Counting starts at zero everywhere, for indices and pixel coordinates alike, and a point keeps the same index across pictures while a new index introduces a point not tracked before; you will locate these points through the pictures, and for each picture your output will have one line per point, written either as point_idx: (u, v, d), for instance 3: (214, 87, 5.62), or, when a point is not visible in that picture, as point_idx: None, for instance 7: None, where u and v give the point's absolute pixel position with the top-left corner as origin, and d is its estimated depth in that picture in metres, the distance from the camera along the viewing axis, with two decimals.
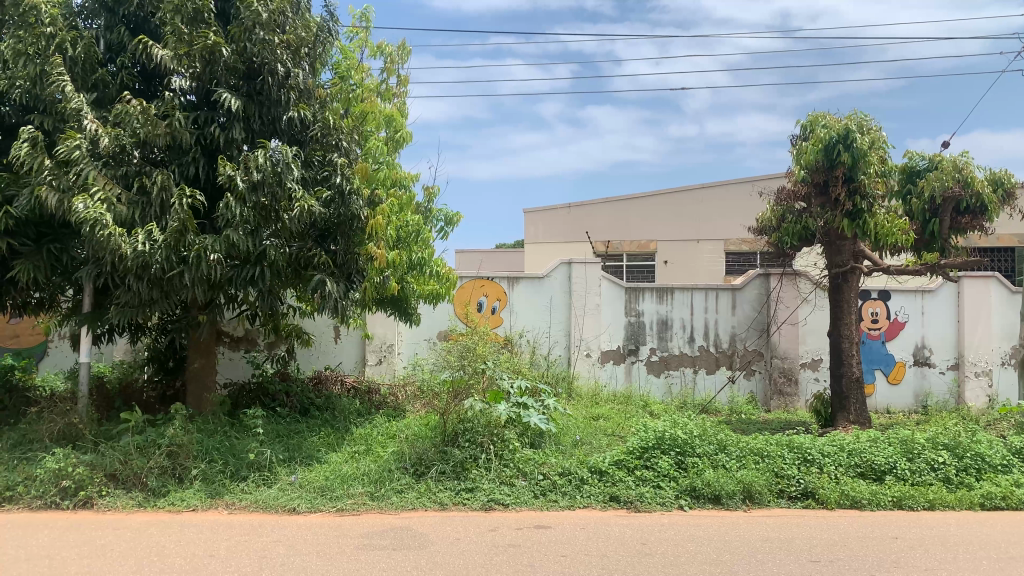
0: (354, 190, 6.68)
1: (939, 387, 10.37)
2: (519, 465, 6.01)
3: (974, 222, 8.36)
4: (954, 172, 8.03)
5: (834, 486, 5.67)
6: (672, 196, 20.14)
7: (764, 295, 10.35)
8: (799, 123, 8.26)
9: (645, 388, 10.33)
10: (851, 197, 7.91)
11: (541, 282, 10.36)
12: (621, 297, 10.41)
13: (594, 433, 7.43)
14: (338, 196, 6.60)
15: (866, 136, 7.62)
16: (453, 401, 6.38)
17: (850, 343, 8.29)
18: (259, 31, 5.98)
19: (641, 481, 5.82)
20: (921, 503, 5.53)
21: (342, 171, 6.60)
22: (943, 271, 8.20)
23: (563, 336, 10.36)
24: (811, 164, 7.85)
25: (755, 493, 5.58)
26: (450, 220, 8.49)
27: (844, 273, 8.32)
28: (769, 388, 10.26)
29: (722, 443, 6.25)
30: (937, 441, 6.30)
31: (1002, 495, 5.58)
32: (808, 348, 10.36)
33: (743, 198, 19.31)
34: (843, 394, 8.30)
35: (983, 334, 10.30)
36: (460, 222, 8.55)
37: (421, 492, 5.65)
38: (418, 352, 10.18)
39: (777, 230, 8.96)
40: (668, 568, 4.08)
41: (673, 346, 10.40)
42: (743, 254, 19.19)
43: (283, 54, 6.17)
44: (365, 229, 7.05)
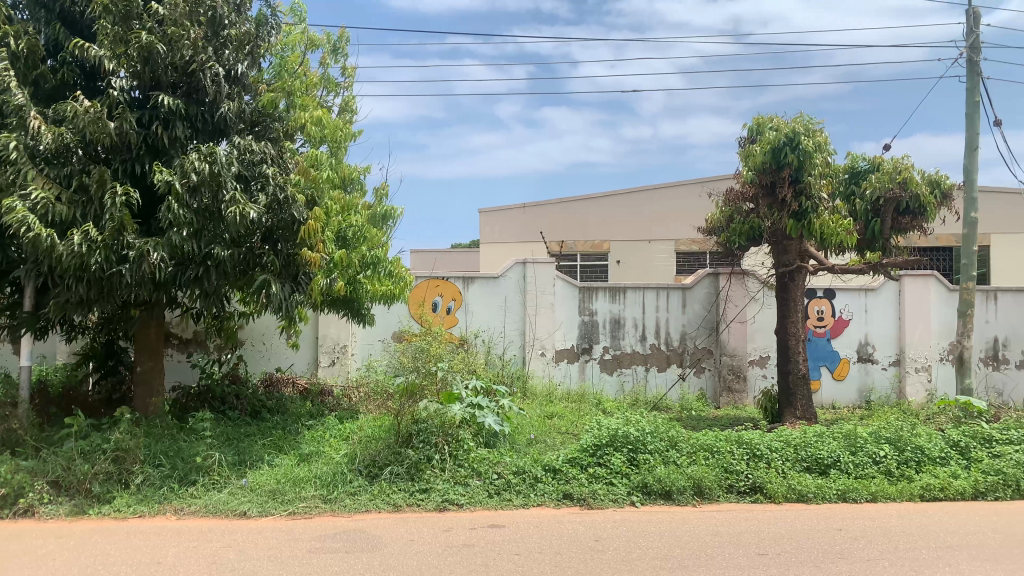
0: (292, 199, 6.54)
1: (881, 383, 10.67)
2: (473, 465, 6.01)
3: (915, 222, 8.53)
4: (893, 174, 8.27)
5: (780, 481, 5.80)
6: (623, 196, 20.35)
7: (714, 294, 10.53)
8: (747, 126, 8.42)
9: (598, 387, 10.41)
10: (797, 198, 8.05)
11: (495, 282, 10.36)
12: (575, 297, 10.48)
13: (549, 432, 7.48)
14: (276, 205, 6.45)
15: (809, 138, 7.80)
16: (407, 402, 6.34)
17: (796, 340, 8.49)
18: (183, 26, 5.88)
19: (593, 478, 5.87)
20: (864, 495, 5.70)
21: (276, 178, 6.40)
22: (886, 270, 8.52)
23: (517, 336, 10.38)
24: (759, 165, 8.01)
25: (705, 488, 5.68)
26: (389, 215, 8.41)
27: (790, 272, 8.49)
28: (719, 385, 10.46)
29: (673, 440, 6.34)
30: (880, 435, 6.48)
31: (940, 487, 5.78)
32: (756, 345, 10.59)
33: (691, 199, 19.69)
34: (789, 391, 8.49)
35: (923, 331, 10.63)
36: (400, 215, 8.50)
37: (374, 494, 5.62)
38: (372, 353, 10.10)
39: (725, 230, 9.05)
40: (621, 564, 4.11)
41: (625, 344, 10.51)
42: (693, 253, 19.59)
43: (209, 48, 6.05)
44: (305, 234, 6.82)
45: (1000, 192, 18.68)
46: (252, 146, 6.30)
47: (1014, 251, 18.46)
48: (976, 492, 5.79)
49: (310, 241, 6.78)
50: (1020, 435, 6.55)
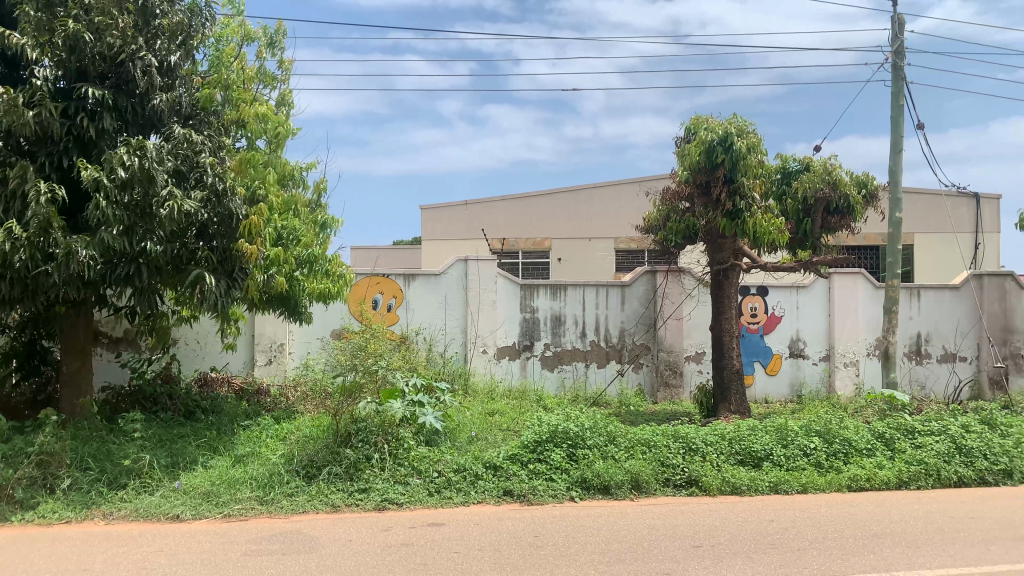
0: (232, 191, 6.49)
1: (811, 377, 10.99)
2: (413, 463, 5.98)
3: (842, 223, 8.87)
4: (823, 174, 8.52)
5: (715, 474, 5.93)
6: (564, 194, 20.51)
7: (652, 291, 10.71)
8: (683, 126, 8.57)
9: (539, 383, 10.46)
10: (732, 197, 8.22)
11: (437, 279, 10.32)
12: (516, 294, 10.51)
13: (490, 429, 7.49)
14: (213, 198, 6.37)
15: (743, 138, 8.00)
16: (346, 401, 6.26)
17: (730, 336, 8.69)
18: (110, 15, 5.69)
19: (533, 474, 5.90)
20: (795, 487, 5.86)
21: (215, 172, 6.31)
22: (815, 268, 8.76)
23: (459, 333, 10.36)
24: (694, 165, 8.17)
25: (642, 482, 5.78)
26: (327, 223, 8.30)
27: (724, 271, 8.72)
28: (656, 380, 10.65)
29: (611, 435, 6.41)
30: (810, 428, 6.68)
31: (866, 477, 5.98)
32: (693, 341, 10.80)
33: (630, 198, 20.14)
34: (724, 385, 8.68)
35: (851, 327, 11.01)
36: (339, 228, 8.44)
37: (312, 495, 5.54)
38: (310, 351, 9.95)
39: (662, 229, 9.20)
40: (559, 559, 4.15)
41: (566, 341, 10.59)
42: (632, 252, 20.17)
43: (140, 38, 5.90)
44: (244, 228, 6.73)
45: (922, 192, 19.43)
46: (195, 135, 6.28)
47: (935, 250, 19.23)
48: (899, 482, 6.02)
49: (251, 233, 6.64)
50: (941, 426, 6.83)
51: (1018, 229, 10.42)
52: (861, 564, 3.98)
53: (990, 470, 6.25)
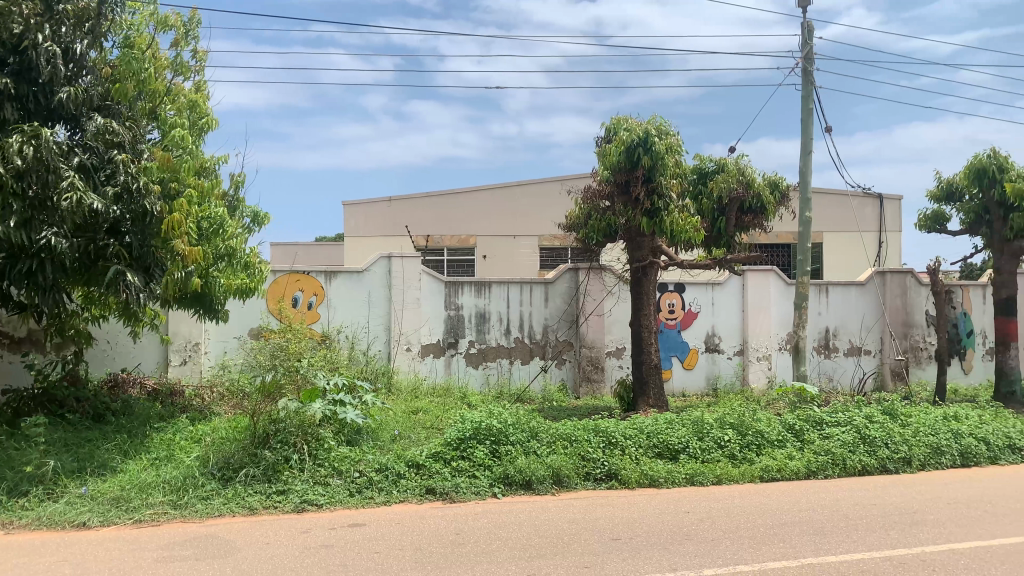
0: (146, 188, 6.17)
1: (727, 371, 11.32)
2: (334, 463, 5.89)
3: (755, 221, 9.17)
4: (738, 175, 8.80)
5: (634, 467, 6.06)
6: (489, 191, 20.66)
7: (574, 288, 10.85)
8: (603, 126, 8.68)
9: (463, 380, 10.44)
10: (650, 196, 8.41)
11: (359, 276, 10.20)
12: (440, 291, 10.46)
13: (412, 427, 7.45)
14: (125, 194, 6.08)
15: (662, 139, 8.19)
16: (264, 402, 6.12)
17: (649, 332, 8.88)
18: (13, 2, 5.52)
19: (456, 471, 5.90)
20: (710, 478, 6.05)
21: (127, 168, 6.05)
22: (729, 266, 9.00)
23: (382, 331, 10.26)
24: (614, 165, 8.29)
25: (563, 477, 5.85)
26: (258, 218, 8.20)
27: (643, 268, 8.88)
28: (579, 376, 10.81)
29: (534, 430, 6.44)
30: (724, 421, 6.89)
31: (777, 468, 6.21)
32: (613, 337, 11.00)
33: (551, 196, 20.65)
34: (643, 380, 8.86)
35: (763, 322, 11.42)
36: (267, 221, 8.30)
37: (228, 498, 5.40)
38: (228, 350, 9.69)
39: (583, 227, 9.30)
40: (480, 556, 4.16)
41: (490, 338, 10.60)
42: (556, 249, 20.59)
43: (46, 26, 5.71)
44: (162, 225, 6.49)
45: (830, 193, 20.26)
46: (115, 125, 6.07)
47: (843, 248, 20.07)
48: (808, 471, 6.27)
49: (177, 232, 6.50)
50: (846, 417, 7.14)
51: (919, 230, 10.95)
52: (771, 552, 4.13)
53: (891, 457, 6.57)
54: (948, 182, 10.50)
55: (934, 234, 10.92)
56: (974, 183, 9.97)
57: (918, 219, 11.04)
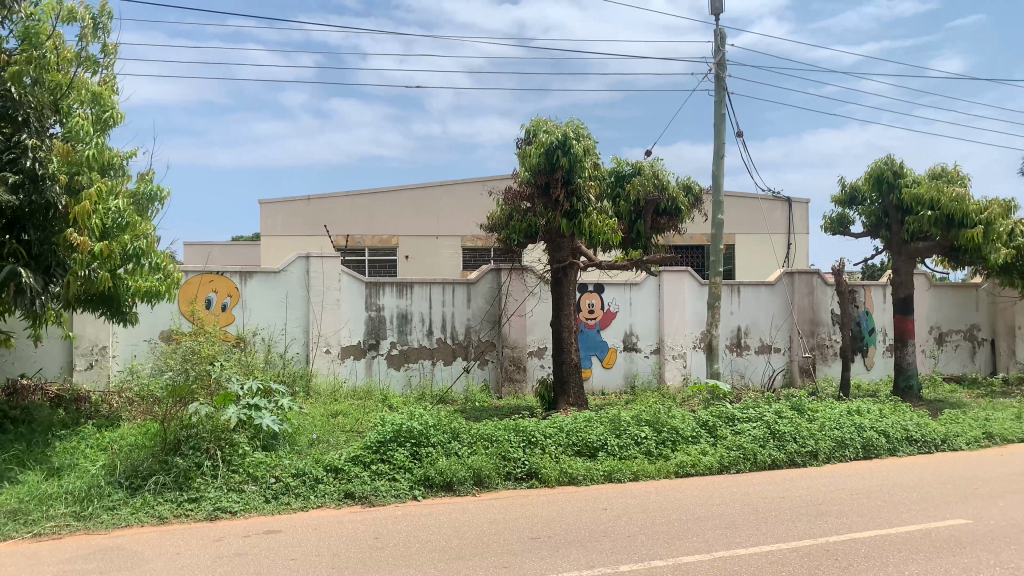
0: (51, 176, 6.25)
1: (644, 369, 11.56)
2: (249, 469, 5.75)
3: (670, 223, 9.43)
4: (654, 178, 9.02)
5: (553, 465, 6.13)
6: (410, 191, 20.49)
7: (496, 289, 10.89)
8: (522, 128, 8.74)
9: (384, 382, 10.33)
10: (569, 198, 8.51)
11: (276, 277, 9.96)
12: (361, 292, 10.33)
13: (331, 430, 7.34)
14: (28, 181, 6.19)
15: (580, 142, 8.32)
16: (175, 407, 5.93)
17: (570, 332, 8.99)
18: None
19: (376, 475, 5.84)
20: (628, 475, 6.17)
21: (33, 153, 6.18)
22: (645, 267, 9.19)
23: (300, 332, 10.06)
24: (534, 167, 8.35)
25: (484, 477, 5.87)
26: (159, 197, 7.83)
27: (563, 268, 8.97)
28: (501, 376, 10.85)
29: (455, 431, 6.43)
30: (640, 418, 7.03)
31: (692, 463, 6.39)
32: (535, 337, 11.08)
33: (473, 197, 20.65)
34: (564, 379, 8.96)
35: (679, 321, 11.72)
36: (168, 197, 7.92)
37: (135, 507, 5.20)
38: (137, 354, 9.31)
39: (504, 228, 9.30)
40: (398, 560, 4.13)
41: (412, 339, 10.53)
42: (478, 250, 20.64)
43: None
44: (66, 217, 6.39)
45: (741, 197, 20.96)
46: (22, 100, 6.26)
47: (755, 250, 20.75)
48: (721, 466, 6.46)
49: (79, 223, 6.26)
50: (757, 413, 7.39)
51: (825, 232, 11.42)
52: (685, 547, 4.24)
53: (799, 451, 6.83)
54: (851, 187, 10.99)
55: (839, 236, 11.40)
56: (874, 188, 10.47)
57: (823, 222, 11.52)
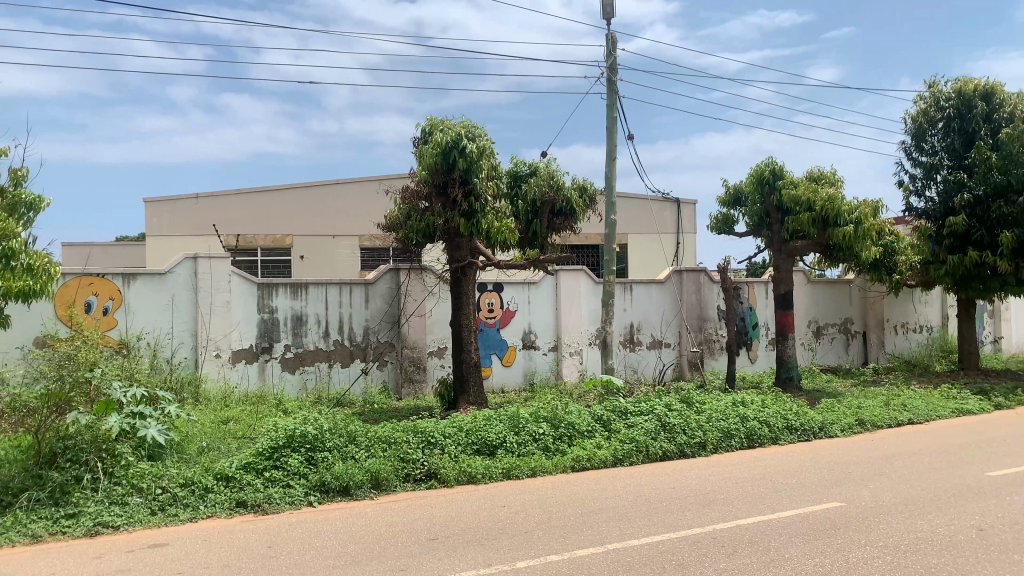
0: None
1: (543, 367, 11.71)
2: (133, 481, 5.48)
3: (566, 223, 9.61)
4: (550, 179, 9.19)
5: (452, 465, 6.14)
6: (306, 190, 20.02)
7: (394, 288, 10.78)
8: (419, 127, 8.66)
9: (278, 387, 10.05)
10: (466, 198, 8.51)
11: (161, 279, 9.53)
12: (253, 293, 10.01)
13: (222, 438, 7.09)
14: None
15: (475, 142, 8.31)
16: (51, 417, 5.61)
17: (469, 331, 9.01)
18: None
19: (270, 482, 5.68)
20: (526, 471, 6.24)
21: None
22: (542, 266, 9.33)
23: (188, 336, 9.66)
24: (431, 166, 8.28)
25: (382, 480, 5.81)
26: (33, 205, 7.26)
27: (462, 268, 8.98)
28: (400, 377, 10.75)
29: (352, 435, 6.33)
30: (538, 415, 7.11)
31: (587, 457, 6.53)
32: (435, 337, 11.06)
33: (371, 196, 20.35)
34: (463, 378, 8.97)
35: (575, 319, 11.97)
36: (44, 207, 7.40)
37: (6, 526, 4.87)
38: (8, 362, 8.79)
39: (402, 228, 9.18)
40: (293, 568, 4.04)
41: (307, 341, 10.29)
42: (376, 249, 20.42)
43: None
44: None
45: (633, 198, 21.54)
46: None
47: (646, 249, 21.37)
48: (616, 459, 6.64)
49: None
50: (648, 406, 7.61)
51: (711, 232, 11.87)
52: (580, 540, 4.32)
53: (688, 442, 7.10)
54: (735, 187, 11.48)
55: (724, 235, 11.88)
56: (756, 190, 11.03)
57: (710, 221, 11.97)
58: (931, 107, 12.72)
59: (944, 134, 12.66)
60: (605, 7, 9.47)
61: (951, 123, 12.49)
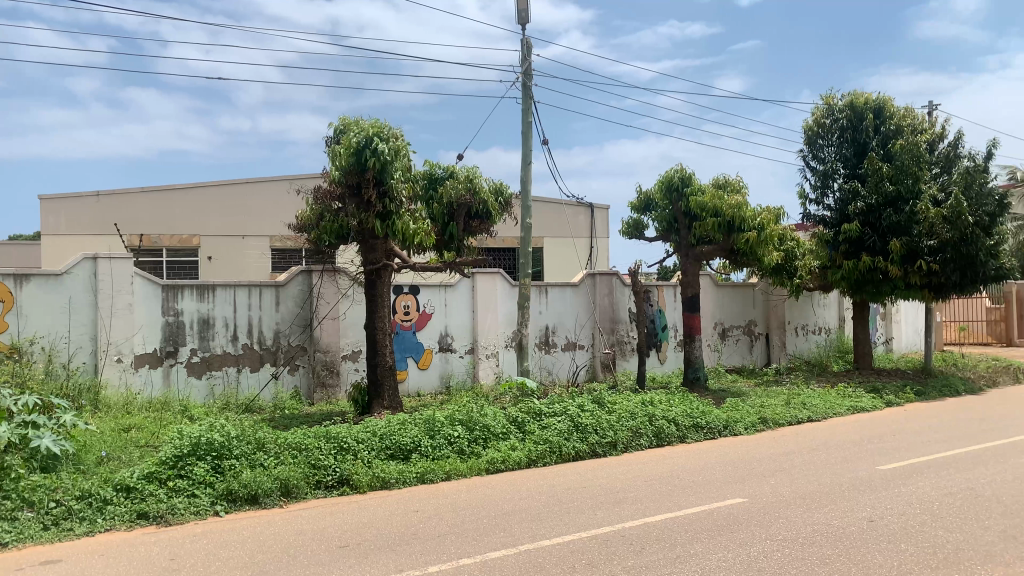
0: None
1: (458, 370, 11.71)
2: (23, 494, 5.16)
3: (482, 226, 9.62)
4: (467, 182, 9.18)
5: (365, 471, 6.06)
6: (213, 189, 19.42)
7: (306, 291, 10.60)
8: (332, 126, 8.55)
9: (184, 393, 9.70)
10: (381, 199, 8.44)
11: (56, 281, 9.05)
12: (157, 296, 9.63)
13: (123, 447, 6.79)
14: None
15: (389, 143, 8.25)
16: None
17: (383, 334, 8.93)
18: None
19: (173, 492, 5.46)
20: (440, 475, 6.22)
21: None
22: (458, 269, 9.30)
23: (87, 341, 9.20)
24: (345, 167, 8.16)
25: (292, 487, 5.69)
26: None
27: (377, 270, 8.86)
28: (312, 382, 10.55)
29: (260, 442, 6.19)
30: (453, 418, 7.10)
31: (502, 459, 6.55)
32: (349, 341, 10.92)
33: (281, 196, 19.89)
34: (377, 382, 8.88)
35: (491, 321, 12.01)
36: None
37: None
38: None
39: (315, 228, 9.00)
40: None
41: (215, 345, 9.98)
42: (287, 251, 19.99)
43: None
44: None
45: (547, 202, 21.75)
46: None
47: (560, 253, 21.62)
48: (529, 460, 6.69)
49: None
50: (562, 408, 7.71)
51: (623, 237, 12.10)
52: (492, 542, 4.34)
53: (599, 442, 7.23)
54: (646, 194, 11.77)
55: (636, 240, 12.14)
56: (666, 196, 11.31)
57: (622, 226, 12.21)
58: (824, 117, 13.41)
59: (838, 145, 13.32)
60: (521, 12, 9.56)
61: (844, 134, 13.17)
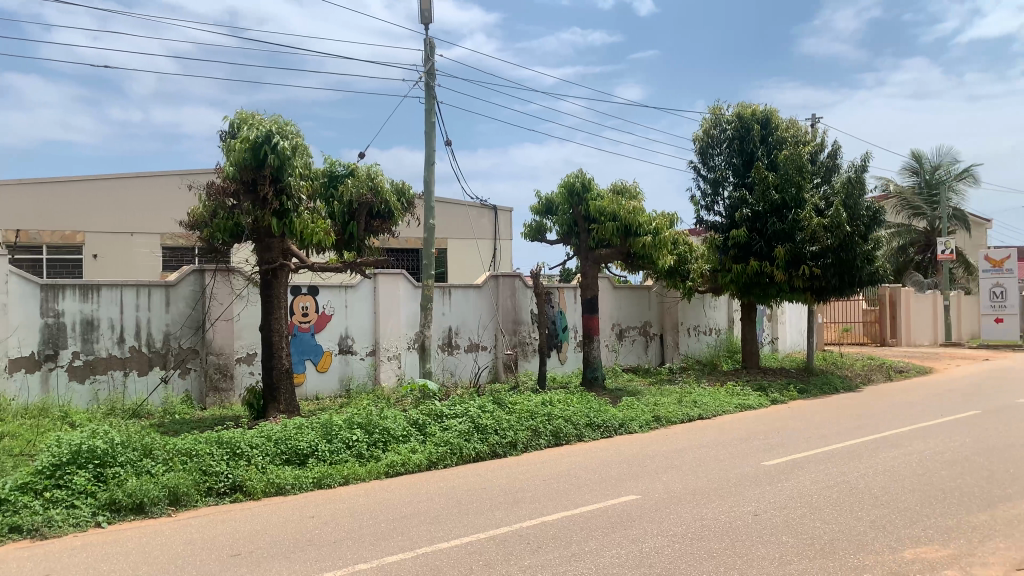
0: None
1: (359, 372, 11.52)
2: None
3: (383, 226, 9.53)
4: (368, 181, 9.08)
5: (260, 476, 5.91)
6: (99, 184, 18.43)
7: (198, 291, 10.24)
8: (227, 120, 8.28)
9: (65, 398, 9.15)
10: (278, 197, 8.24)
11: None
12: (35, 296, 9.04)
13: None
14: None
15: (286, 139, 8.06)
16: None
17: (280, 336, 8.71)
18: None
19: (50, 503, 5.15)
20: (338, 479, 6.12)
21: None
22: (359, 269, 9.16)
23: None
24: (240, 162, 7.92)
25: (181, 495, 5.48)
26: None
27: (274, 270, 8.64)
28: (204, 386, 10.21)
29: (147, 448, 5.93)
30: (352, 421, 7.00)
31: (402, 462, 6.51)
32: (243, 343, 10.63)
33: (173, 191, 19.11)
34: (274, 385, 8.65)
35: (393, 323, 11.90)
36: None
37: None
38: None
39: (207, 225, 8.68)
40: None
41: (99, 348, 9.48)
42: (179, 249, 19.22)
43: None
44: None
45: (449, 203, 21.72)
46: None
47: (462, 254, 21.63)
48: (429, 462, 6.67)
49: None
50: (462, 409, 7.71)
51: (525, 239, 12.21)
52: (390, 547, 4.31)
53: (499, 443, 7.28)
54: (546, 198, 11.86)
55: (537, 242, 12.28)
56: (565, 200, 11.44)
57: (523, 228, 12.31)
58: (713, 127, 13.96)
59: (726, 154, 13.89)
60: (424, 11, 9.52)
61: (732, 143, 13.75)
